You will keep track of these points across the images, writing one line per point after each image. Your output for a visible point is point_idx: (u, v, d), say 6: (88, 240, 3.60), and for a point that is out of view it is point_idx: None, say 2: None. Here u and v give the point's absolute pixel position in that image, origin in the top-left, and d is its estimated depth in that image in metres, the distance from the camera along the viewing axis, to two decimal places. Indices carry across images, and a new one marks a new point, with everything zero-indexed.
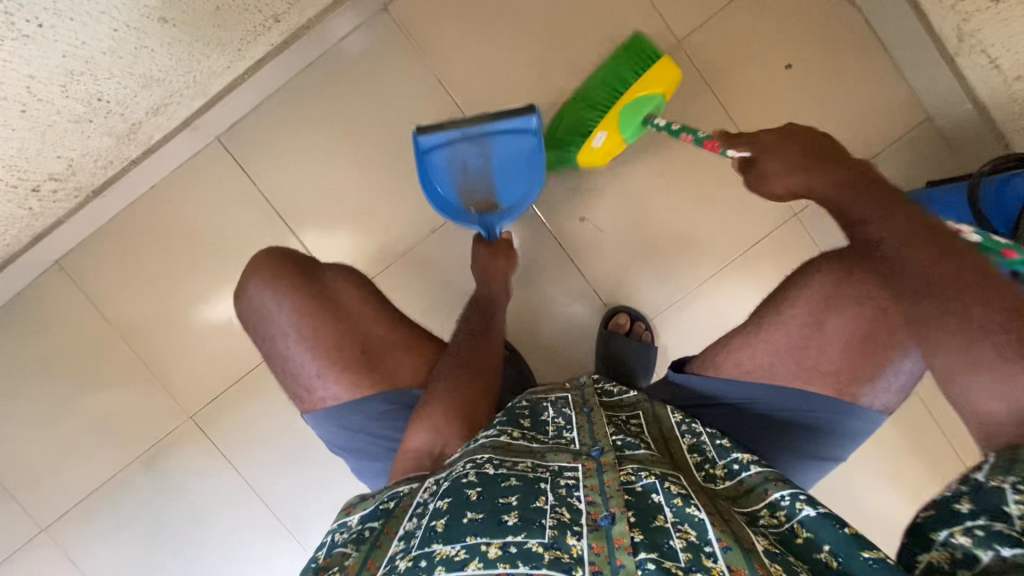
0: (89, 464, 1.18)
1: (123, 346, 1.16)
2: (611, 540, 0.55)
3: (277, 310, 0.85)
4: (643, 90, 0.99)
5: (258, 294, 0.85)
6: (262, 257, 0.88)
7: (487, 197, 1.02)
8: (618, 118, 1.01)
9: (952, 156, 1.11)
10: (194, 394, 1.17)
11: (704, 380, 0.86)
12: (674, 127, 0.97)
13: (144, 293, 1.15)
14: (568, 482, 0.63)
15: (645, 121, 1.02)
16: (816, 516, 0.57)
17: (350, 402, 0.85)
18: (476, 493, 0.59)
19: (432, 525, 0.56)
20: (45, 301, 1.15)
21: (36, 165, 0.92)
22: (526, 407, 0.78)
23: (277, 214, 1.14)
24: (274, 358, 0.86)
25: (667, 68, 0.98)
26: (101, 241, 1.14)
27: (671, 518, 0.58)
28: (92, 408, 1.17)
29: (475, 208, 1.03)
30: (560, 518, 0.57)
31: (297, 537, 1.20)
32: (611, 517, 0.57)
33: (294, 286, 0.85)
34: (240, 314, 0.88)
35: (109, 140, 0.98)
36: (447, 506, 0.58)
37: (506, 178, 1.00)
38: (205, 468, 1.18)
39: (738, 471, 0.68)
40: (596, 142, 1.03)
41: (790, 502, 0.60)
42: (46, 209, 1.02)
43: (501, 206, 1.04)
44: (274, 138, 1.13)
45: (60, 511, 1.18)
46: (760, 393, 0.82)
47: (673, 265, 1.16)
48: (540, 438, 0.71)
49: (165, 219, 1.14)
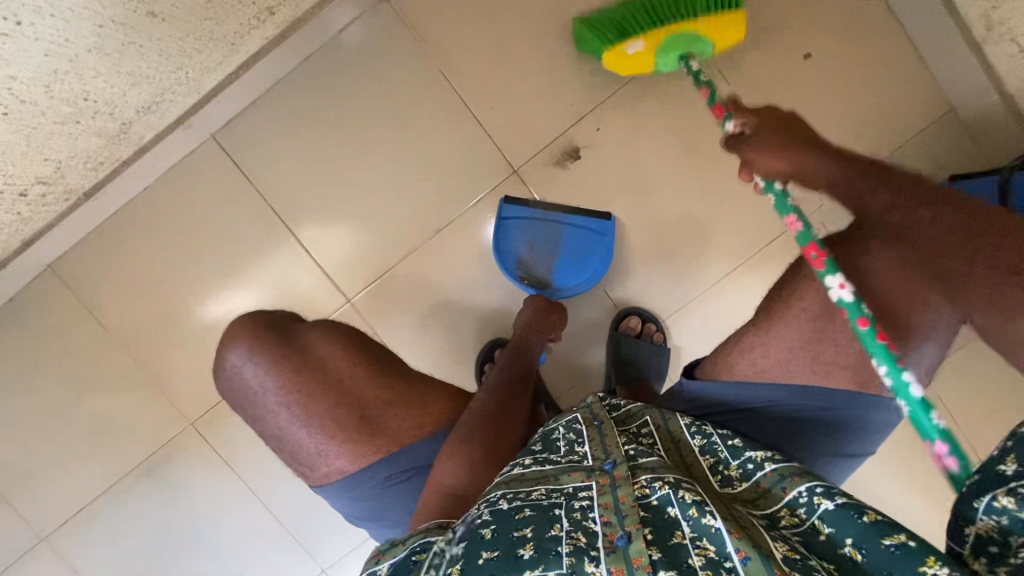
0: (88, 473, 1.15)
1: (120, 353, 1.13)
2: (630, 563, 0.52)
3: (263, 389, 0.83)
4: (700, 27, 0.89)
5: (240, 371, 0.83)
6: (239, 326, 0.86)
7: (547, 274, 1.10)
8: (661, 37, 0.90)
9: (976, 148, 1.06)
10: (194, 401, 1.14)
11: (722, 387, 0.82)
12: (701, 78, 0.87)
13: (140, 297, 1.12)
14: (583, 503, 0.59)
15: (682, 57, 0.92)
16: (835, 509, 0.54)
17: (353, 475, 0.83)
18: (490, 533, 0.57)
19: (448, 574, 0.54)
20: (38, 306, 1.11)
21: (21, 169, 0.88)
22: (538, 436, 0.77)
23: (276, 215, 1.10)
24: (271, 438, 0.85)
25: (732, 16, 0.89)
26: (94, 244, 1.10)
27: (689, 533, 0.55)
28: (90, 416, 1.14)
29: (529, 281, 1.10)
30: (576, 542, 0.54)
31: (303, 544, 1.18)
32: (627, 537, 0.54)
33: (277, 359, 0.83)
34: (225, 393, 0.86)
35: (99, 141, 0.94)
36: (462, 551, 0.56)
37: (566, 263, 1.09)
38: (207, 476, 1.16)
39: (753, 470, 0.64)
40: (630, 48, 0.93)
41: (808, 498, 0.57)
42: (35, 214, 0.99)
43: (553, 287, 1.10)
44: (271, 136, 1.09)
45: (61, 520, 1.16)
46: (780, 395, 0.79)
47: (685, 264, 1.12)
48: (552, 458, 0.69)
49: (160, 221, 1.10)
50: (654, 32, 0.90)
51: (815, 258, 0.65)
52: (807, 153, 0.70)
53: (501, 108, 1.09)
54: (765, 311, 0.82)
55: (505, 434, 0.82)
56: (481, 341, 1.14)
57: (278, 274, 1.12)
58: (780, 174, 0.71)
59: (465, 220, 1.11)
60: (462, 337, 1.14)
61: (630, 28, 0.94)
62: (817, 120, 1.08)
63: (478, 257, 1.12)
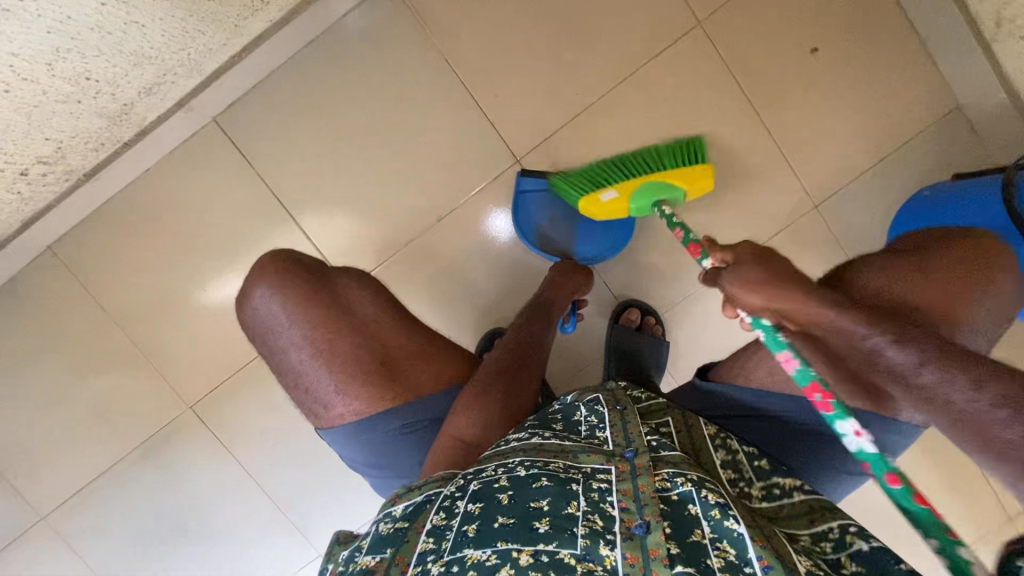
0: (87, 453, 1.16)
1: (119, 335, 1.13)
2: (647, 552, 0.53)
3: (286, 323, 0.81)
4: (668, 177, 0.89)
5: (264, 304, 0.82)
6: (271, 262, 0.84)
7: (570, 241, 1.09)
8: (634, 186, 0.91)
9: (982, 148, 1.05)
10: (193, 384, 1.15)
11: (735, 390, 0.83)
12: (674, 221, 0.85)
13: (140, 280, 1.12)
14: (601, 486, 0.60)
15: (652, 204, 0.92)
16: (870, 551, 0.55)
17: (371, 418, 0.83)
18: (507, 499, 0.58)
19: (463, 530, 0.56)
20: (37, 287, 1.11)
21: (22, 147, 0.88)
22: (557, 411, 0.76)
23: (276, 199, 1.10)
24: (286, 372, 0.83)
25: (701, 169, 0.89)
26: (93, 226, 1.10)
27: (709, 533, 0.55)
28: (90, 397, 1.14)
29: (551, 250, 1.09)
30: (592, 525, 0.55)
31: (300, 528, 1.19)
32: (645, 526, 0.55)
33: (306, 294, 0.82)
34: (245, 325, 0.85)
35: (99, 121, 0.94)
36: (478, 510, 0.57)
37: (587, 233, 1.09)
38: (206, 459, 1.16)
39: (778, 496, 0.65)
40: (603, 195, 0.92)
41: (840, 534, 0.58)
42: (35, 193, 0.99)
43: (575, 255, 1.10)
44: (273, 121, 1.08)
45: (60, 499, 1.16)
46: (786, 400, 0.80)
47: (687, 258, 1.12)
48: (572, 438, 0.69)
49: (160, 204, 1.10)
50: (625, 183, 0.91)
51: (822, 401, 0.58)
52: (799, 296, 0.58)
53: (505, 97, 1.09)
54: None
55: (524, 387, 0.83)
56: (482, 330, 1.14)
57: None
58: (766, 311, 0.60)
59: (467, 209, 1.11)
60: (463, 325, 1.14)
61: (605, 176, 0.94)
62: (822, 116, 1.08)
63: (479, 246, 1.12)
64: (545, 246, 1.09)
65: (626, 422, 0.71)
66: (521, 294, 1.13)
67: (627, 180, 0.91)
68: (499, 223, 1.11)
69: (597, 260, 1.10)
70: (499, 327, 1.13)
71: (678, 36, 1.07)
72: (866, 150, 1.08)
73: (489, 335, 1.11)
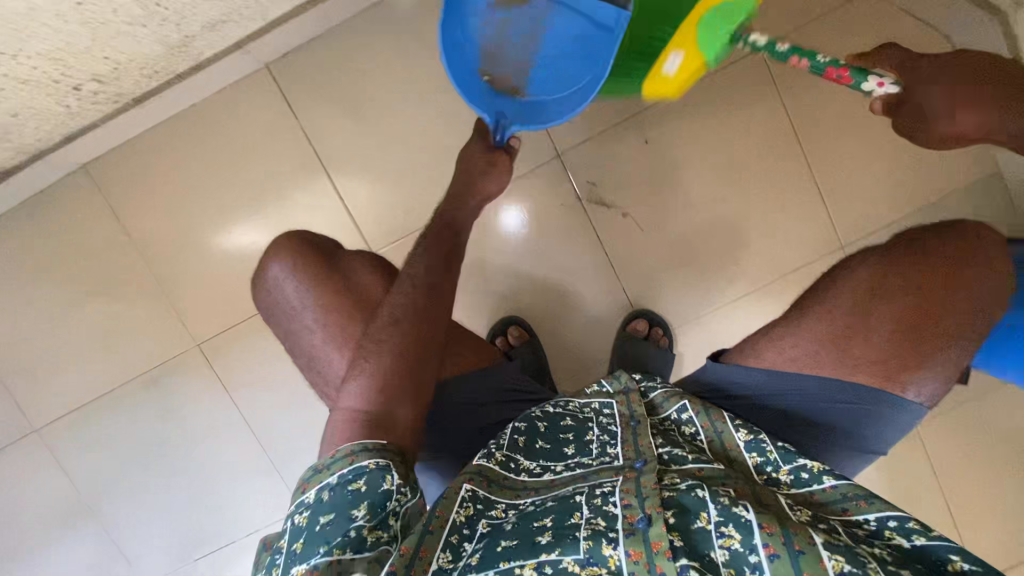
0: (90, 373, 1.17)
1: (139, 262, 1.14)
2: (648, 544, 0.55)
3: (301, 306, 0.82)
4: None
5: (282, 285, 0.83)
6: (288, 241, 0.86)
7: (514, 73, 0.77)
8: (699, 24, 0.70)
9: (1014, 216, 1.06)
10: (203, 323, 1.15)
11: (748, 372, 0.75)
12: (781, 49, 0.69)
13: (168, 212, 1.13)
14: (604, 490, 0.62)
15: (735, 36, 0.72)
16: (916, 550, 0.56)
17: None
18: (511, 526, 0.61)
19: (467, 561, 0.58)
20: (68, 203, 1.12)
21: (81, 63, 0.85)
22: (569, 428, 0.74)
23: (314, 153, 1.11)
24: (300, 353, 0.84)
25: None
26: (134, 151, 1.11)
27: (716, 518, 0.58)
28: (101, 318, 1.15)
29: (490, 80, 0.77)
30: (595, 527, 0.58)
31: (286, 482, 1.20)
32: (647, 519, 0.57)
33: (320, 277, 0.82)
34: (262, 305, 0.86)
35: (158, 50, 0.92)
36: (483, 544, 0.60)
37: (548, 74, 0.77)
38: (204, 401, 1.18)
39: (807, 481, 0.65)
40: (671, 66, 0.74)
41: (877, 529, 0.59)
42: (82, 110, 0.97)
43: (523, 96, 0.78)
44: (324, 77, 1.09)
45: (57, 414, 1.18)
46: (795, 386, 0.73)
47: (706, 275, 1.13)
48: (584, 462, 0.69)
49: (201, 140, 1.11)
50: (688, 14, 0.69)
51: None
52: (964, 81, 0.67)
53: None
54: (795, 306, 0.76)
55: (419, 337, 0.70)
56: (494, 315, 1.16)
57: (308, 214, 1.12)
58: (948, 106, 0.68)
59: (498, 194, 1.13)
60: (477, 306, 1.16)
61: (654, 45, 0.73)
62: (863, 159, 1.09)
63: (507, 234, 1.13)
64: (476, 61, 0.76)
65: (635, 434, 0.71)
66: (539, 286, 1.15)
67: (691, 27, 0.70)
68: (509, 214, 1.14)
69: (548, 116, 0.77)
70: (509, 318, 1.15)
71: (737, 59, 1.07)
72: (901, 199, 1.09)
73: (505, 322, 1.15)
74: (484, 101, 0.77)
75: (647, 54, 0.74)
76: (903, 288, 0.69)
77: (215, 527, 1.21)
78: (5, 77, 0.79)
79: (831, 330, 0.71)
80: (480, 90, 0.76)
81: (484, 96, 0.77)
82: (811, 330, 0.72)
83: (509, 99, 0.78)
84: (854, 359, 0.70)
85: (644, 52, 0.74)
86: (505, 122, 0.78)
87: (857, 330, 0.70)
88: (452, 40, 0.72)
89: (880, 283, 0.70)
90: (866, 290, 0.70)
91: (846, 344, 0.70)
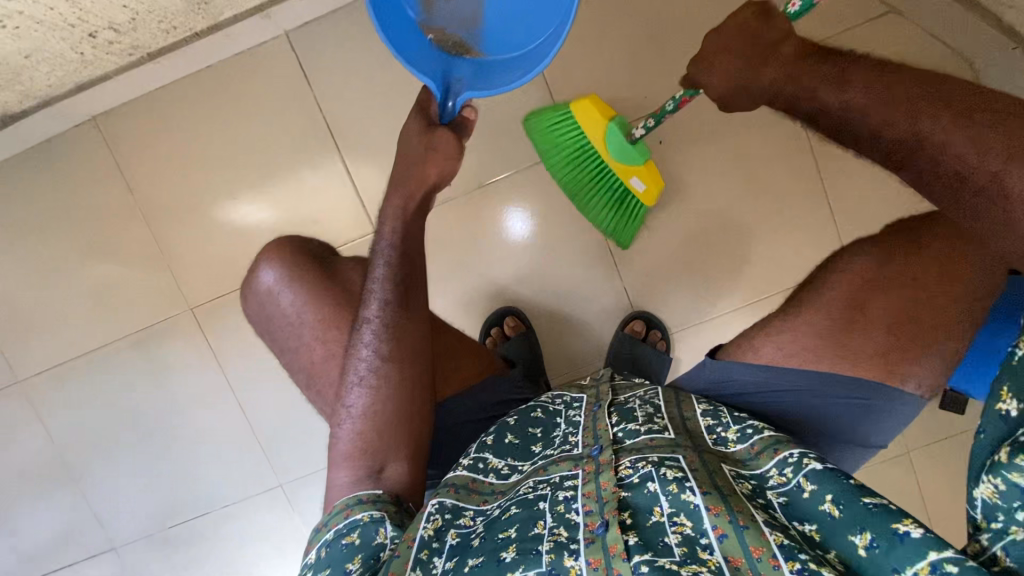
0: (80, 328, 1.16)
1: (139, 219, 1.13)
2: (606, 550, 0.52)
3: (299, 325, 0.82)
4: (596, 131, 0.94)
5: (280, 301, 0.83)
6: (276, 250, 0.85)
7: (465, 33, 0.72)
8: (620, 161, 0.95)
9: None
10: (198, 287, 1.14)
11: (746, 368, 0.73)
12: (655, 118, 0.89)
13: (174, 172, 1.12)
14: (567, 495, 0.59)
15: (636, 134, 0.93)
16: (822, 471, 0.56)
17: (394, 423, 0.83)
18: (478, 540, 0.59)
19: None
20: (74, 153, 1.11)
21: (99, 9, 0.84)
22: (538, 422, 0.76)
23: (326, 125, 1.10)
24: (297, 370, 0.84)
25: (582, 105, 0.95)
26: (146, 107, 1.10)
27: (667, 509, 0.56)
28: (95, 272, 1.14)
29: (435, 41, 0.71)
30: (557, 538, 0.55)
31: (268, 458, 1.18)
32: (605, 525, 0.54)
33: (319, 292, 0.82)
34: (254, 318, 0.87)
35: (179, 4, 0.91)
36: (452, 564, 0.57)
37: (502, 24, 0.71)
38: (193, 376, 1.16)
39: (749, 435, 0.65)
40: (638, 187, 0.97)
41: (798, 459, 0.59)
42: (97, 58, 0.96)
43: (475, 57, 0.73)
44: (342, 49, 1.08)
45: (43, 366, 1.16)
46: (795, 382, 0.71)
47: (710, 281, 1.12)
48: (547, 453, 0.69)
49: (214, 102, 1.10)
50: (615, 168, 0.96)
51: None
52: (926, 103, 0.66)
53: (574, 79, 1.08)
54: (790, 304, 0.76)
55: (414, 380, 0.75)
56: (493, 304, 1.15)
57: (314, 186, 1.11)
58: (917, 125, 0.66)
59: (507, 181, 1.11)
60: (476, 294, 1.15)
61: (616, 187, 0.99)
62: (877, 178, 1.07)
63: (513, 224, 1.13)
64: (422, 19, 0.71)
65: (594, 420, 0.71)
66: (541, 278, 1.14)
67: (647, 162, 0.96)
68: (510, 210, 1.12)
69: (502, 77, 0.71)
70: (504, 311, 1.14)
71: None
72: None
73: (502, 313, 1.13)
74: (430, 63, 0.71)
75: (626, 211, 1.02)
76: (900, 280, 0.70)
77: (191, 503, 1.19)
78: (21, 14, 0.78)
79: (828, 324, 0.71)
80: (428, 49, 0.71)
81: (432, 57, 0.71)
82: (810, 323, 0.72)
83: (464, 63, 0.73)
84: (854, 352, 0.70)
85: (623, 210, 1.02)
86: (457, 87, 0.73)
87: (857, 322, 0.70)
88: (394, 3, 0.69)
89: (878, 273, 0.71)
90: (864, 281, 0.71)
91: (846, 338, 0.70)
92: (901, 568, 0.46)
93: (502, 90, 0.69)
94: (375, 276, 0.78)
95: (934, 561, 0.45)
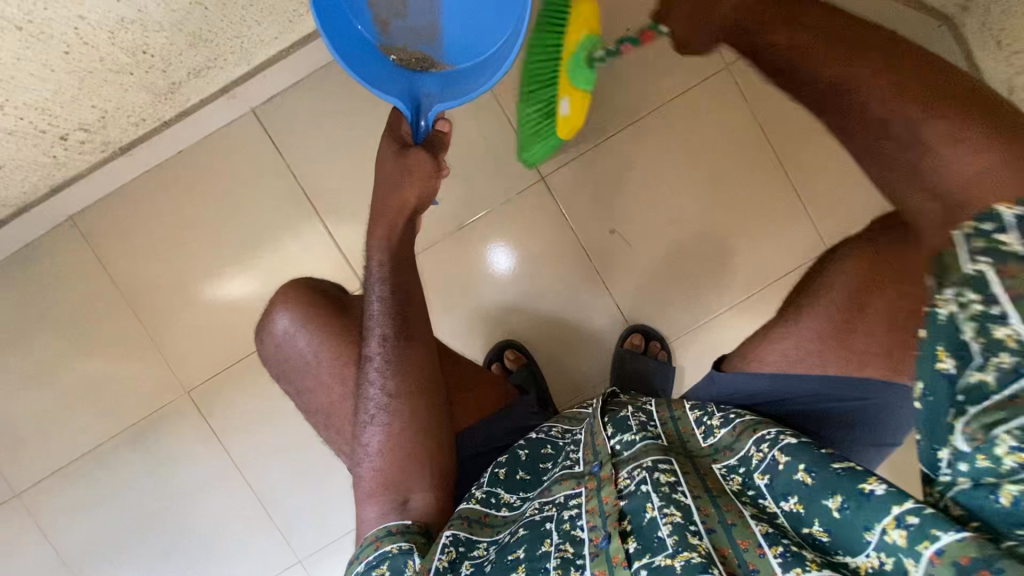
0: (75, 430, 1.13)
1: (125, 311, 1.12)
2: (609, 562, 0.54)
3: (315, 362, 0.81)
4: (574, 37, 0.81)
5: (292, 340, 0.82)
6: (289, 293, 0.84)
7: (427, 48, 0.74)
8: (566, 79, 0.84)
9: None
10: (193, 370, 1.13)
11: (752, 377, 0.74)
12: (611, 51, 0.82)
13: (156, 259, 1.12)
14: (571, 513, 0.60)
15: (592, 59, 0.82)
16: (796, 444, 0.58)
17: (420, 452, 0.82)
18: (490, 565, 0.59)
19: None
20: (53, 256, 1.11)
21: (68, 112, 0.86)
22: (549, 455, 0.73)
23: (302, 191, 1.12)
24: (314, 411, 0.83)
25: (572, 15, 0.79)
26: (120, 201, 1.12)
27: (658, 503, 0.56)
28: (85, 372, 1.13)
29: (399, 61, 0.74)
30: (564, 555, 0.56)
31: (280, 530, 1.14)
32: (607, 538, 0.56)
33: (332, 328, 0.82)
34: (269, 359, 0.85)
35: (145, 97, 0.93)
36: None
37: (460, 22, 0.73)
38: (196, 458, 1.13)
39: (730, 420, 0.66)
40: (562, 108, 0.86)
41: (774, 436, 0.60)
42: (69, 159, 0.97)
43: (440, 69, 0.75)
44: (311, 117, 1.11)
45: (40, 477, 1.13)
46: (809, 387, 0.71)
47: (698, 287, 1.14)
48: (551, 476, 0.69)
49: (188, 184, 1.12)
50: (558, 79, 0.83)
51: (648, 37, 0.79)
52: None
53: None
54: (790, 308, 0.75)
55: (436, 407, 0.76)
56: (492, 339, 1.15)
57: (297, 252, 1.12)
58: None
59: (486, 219, 1.13)
60: (473, 333, 1.15)
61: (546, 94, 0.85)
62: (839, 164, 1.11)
63: (497, 258, 1.14)
64: (382, 41, 0.73)
65: (592, 436, 0.70)
66: (533, 306, 1.15)
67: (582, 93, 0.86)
68: (498, 253, 1.14)
69: (469, 83, 0.73)
70: (502, 345, 1.14)
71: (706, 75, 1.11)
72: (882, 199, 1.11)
73: (500, 346, 1.14)
74: (396, 85, 0.72)
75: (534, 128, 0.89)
76: None
77: None
78: None
79: (831, 326, 0.70)
80: (394, 71, 0.73)
81: (398, 77, 0.73)
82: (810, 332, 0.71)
83: (429, 78, 0.75)
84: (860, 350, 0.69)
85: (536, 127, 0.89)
86: (427, 103, 0.74)
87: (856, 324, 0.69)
88: (351, 26, 0.71)
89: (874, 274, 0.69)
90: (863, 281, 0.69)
91: (848, 341, 0.69)
92: (869, 525, 0.47)
93: (471, 94, 0.71)
94: (371, 312, 0.77)
95: (897, 515, 0.46)
